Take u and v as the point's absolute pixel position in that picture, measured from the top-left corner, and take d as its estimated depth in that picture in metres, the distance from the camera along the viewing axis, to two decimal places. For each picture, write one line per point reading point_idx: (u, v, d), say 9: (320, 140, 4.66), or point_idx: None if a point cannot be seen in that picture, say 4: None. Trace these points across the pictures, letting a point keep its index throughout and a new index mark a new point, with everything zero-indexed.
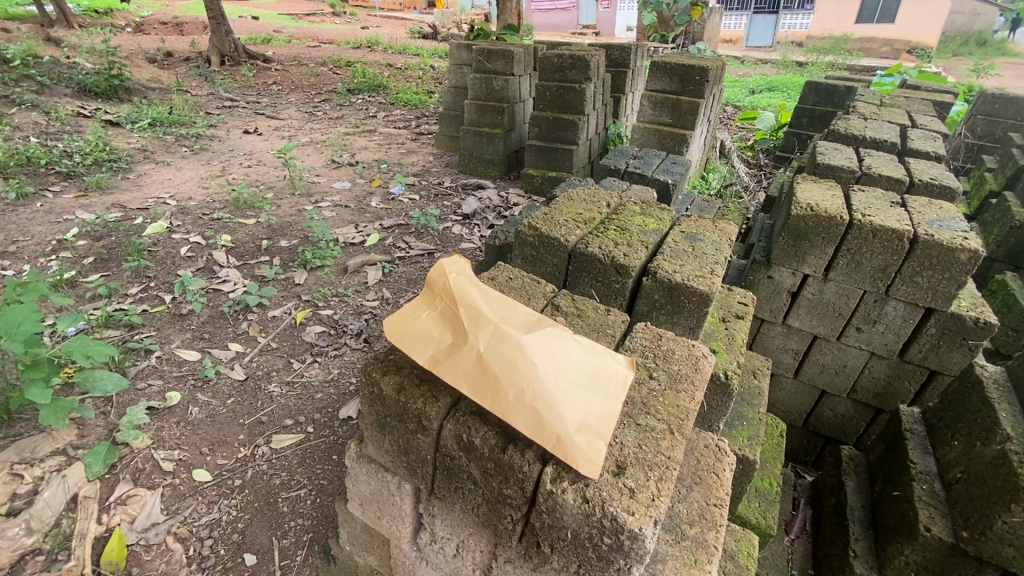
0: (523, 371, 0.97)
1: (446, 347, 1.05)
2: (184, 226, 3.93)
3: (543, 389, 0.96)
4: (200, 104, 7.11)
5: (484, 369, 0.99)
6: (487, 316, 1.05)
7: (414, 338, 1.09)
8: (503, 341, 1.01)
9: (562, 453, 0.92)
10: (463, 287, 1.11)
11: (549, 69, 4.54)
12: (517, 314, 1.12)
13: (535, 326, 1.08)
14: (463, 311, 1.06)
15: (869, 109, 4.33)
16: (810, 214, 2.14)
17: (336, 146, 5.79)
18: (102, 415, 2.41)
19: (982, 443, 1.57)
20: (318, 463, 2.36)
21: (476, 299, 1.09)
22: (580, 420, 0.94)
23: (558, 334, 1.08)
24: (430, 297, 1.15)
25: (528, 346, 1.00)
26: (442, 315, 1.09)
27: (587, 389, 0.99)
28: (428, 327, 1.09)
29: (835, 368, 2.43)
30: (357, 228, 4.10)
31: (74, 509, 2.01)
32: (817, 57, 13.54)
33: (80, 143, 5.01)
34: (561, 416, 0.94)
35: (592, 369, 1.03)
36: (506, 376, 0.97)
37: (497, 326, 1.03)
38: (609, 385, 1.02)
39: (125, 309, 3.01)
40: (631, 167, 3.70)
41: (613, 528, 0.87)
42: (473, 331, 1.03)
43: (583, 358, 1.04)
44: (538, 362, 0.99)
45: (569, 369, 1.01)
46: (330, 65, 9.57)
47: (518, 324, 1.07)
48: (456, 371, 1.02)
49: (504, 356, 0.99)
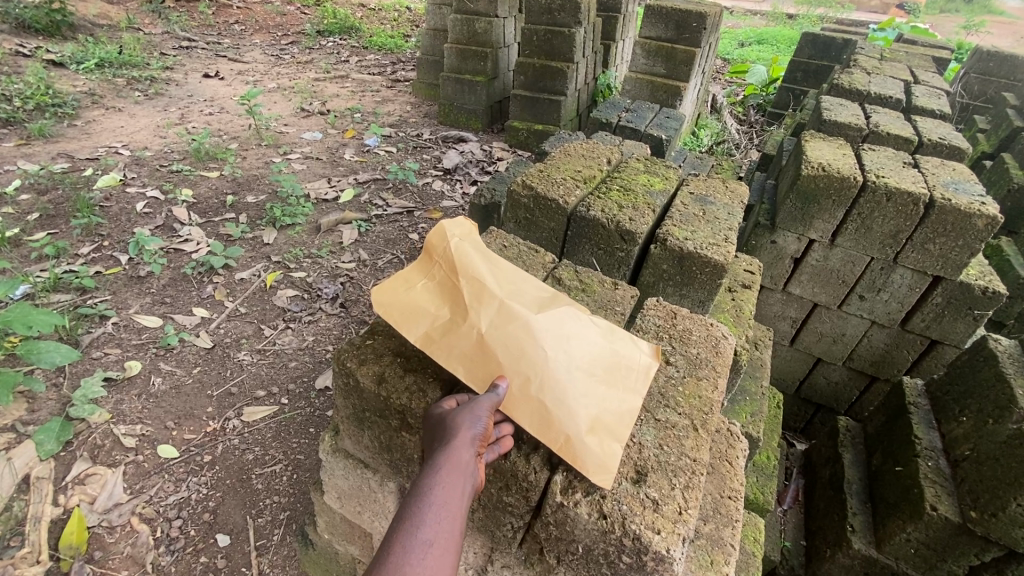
0: (531, 360, 0.82)
1: (441, 324, 0.88)
2: (140, 179, 3.59)
3: (554, 382, 0.81)
4: (154, 43, 6.48)
5: (485, 352, 0.84)
6: (491, 291, 0.88)
7: (402, 309, 0.91)
8: (509, 322, 0.85)
9: (571, 457, 0.78)
10: (465, 254, 0.93)
11: (537, 11, 4.20)
12: (527, 289, 0.95)
13: (548, 305, 0.92)
14: (464, 283, 0.89)
15: (870, 63, 4.14)
16: (823, 174, 1.99)
17: (305, 93, 5.36)
18: (54, 388, 2.20)
19: (995, 420, 1.50)
20: (294, 437, 2.22)
21: (480, 267, 0.92)
22: (592, 417, 0.80)
23: (575, 315, 0.92)
24: (426, 262, 0.96)
25: (539, 329, 0.85)
26: (439, 285, 0.92)
27: (606, 382, 0.85)
28: (420, 298, 0.91)
29: (833, 336, 2.36)
30: (330, 184, 3.81)
31: (26, 492, 1.84)
32: (807, 10, 13.17)
33: (18, 85, 4.49)
34: (571, 414, 0.80)
35: (612, 357, 0.88)
36: (512, 364, 0.82)
37: (502, 304, 0.87)
38: (632, 376, 0.88)
39: (76, 271, 2.74)
40: (624, 121, 3.47)
41: (635, 548, 0.75)
42: (474, 307, 0.87)
43: (603, 345, 0.89)
44: (549, 348, 0.84)
45: (586, 358, 0.86)
46: (297, 4, 8.84)
47: (527, 301, 0.90)
48: (451, 353, 0.86)
49: (510, 340, 0.83)
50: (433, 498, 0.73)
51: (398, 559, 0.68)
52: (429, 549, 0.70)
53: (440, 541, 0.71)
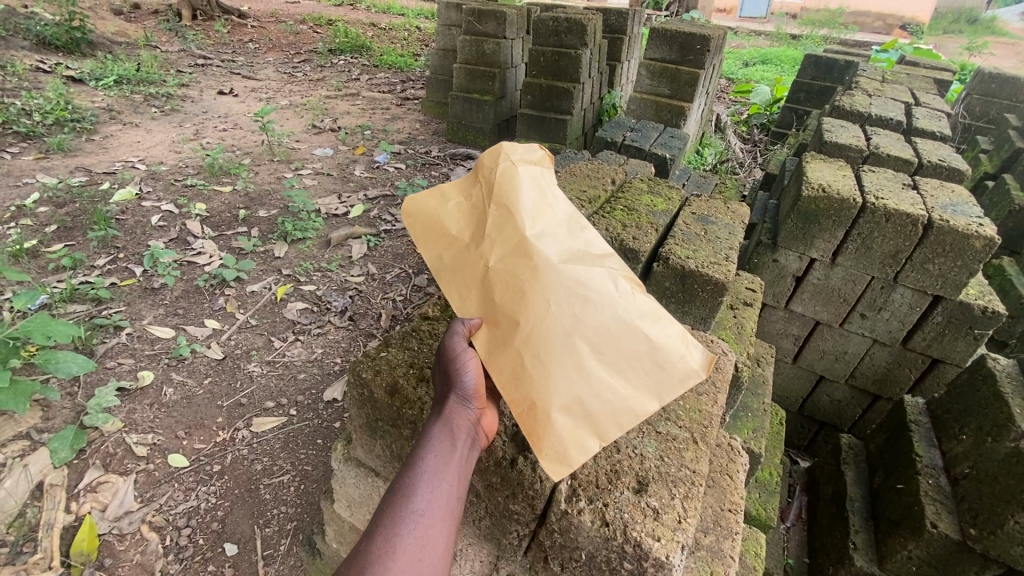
0: (526, 311, 0.78)
1: (453, 246, 0.87)
2: (155, 193, 3.68)
3: (542, 343, 0.77)
4: (171, 61, 6.67)
5: (482, 286, 0.82)
6: (517, 227, 0.82)
7: (430, 221, 0.91)
8: (520, 265, 0.80)
9: (531, 426, 0.75)
10: (512, 178, 0.86)
11: (544, 33, 4.31)
12: (571, 236, 0.85)
13: (581, 259, 0.82)
14: (492, 212, 0.84)
15: (872, 85, 4.21)
16: (822, 195, 2.03)
17: (317, 110, 5.49)
18: (68, 397, 2.25)
19: (994, 439, 1.53)
20: (302, 448, 2.26)
21: (517, 199, 0.84)
22: (571, 399, 0.75)
23: (613, 281, 0.81)
24: (474, 180, 0.92)
25: (551, 280, 0.79)
26: (471, 207, 0.89)
27: (609, 363, 0.77)
28: (449, 215, 0.89)
29: (835, 354, 2.39)
30: (340, 199, 3.89)
31: (40, 498, 1.88)
32: (811, 31, 13.37)
33: (39, 100, 4.65)
34: (548, 385, 0.75)
35: (636, 340, 0.78)
36: (504, 309, 0.80)
37: (522, 245, 0.81)
38: (649, 370, 0.77)
39: (92, 282, 2.81)
40: (628, 140, 3.54)
41: (636, 554, 0.79)
42: (491, 239, 0.83)
43: (631, 323, 0.78)
44: (552, 305, 0.78)
45: (599, 328, 0.77)
46: (310, 23, 9.08)
47: (558, 248, 0.82)
48: (453, 281, 0.86)
49: (513, 284, 0.80)
50: (427, 467, 0.81)
51: (391, 526, 0.75)
52: (421, 518, 0.76)
53: (431, 512, 0.77)
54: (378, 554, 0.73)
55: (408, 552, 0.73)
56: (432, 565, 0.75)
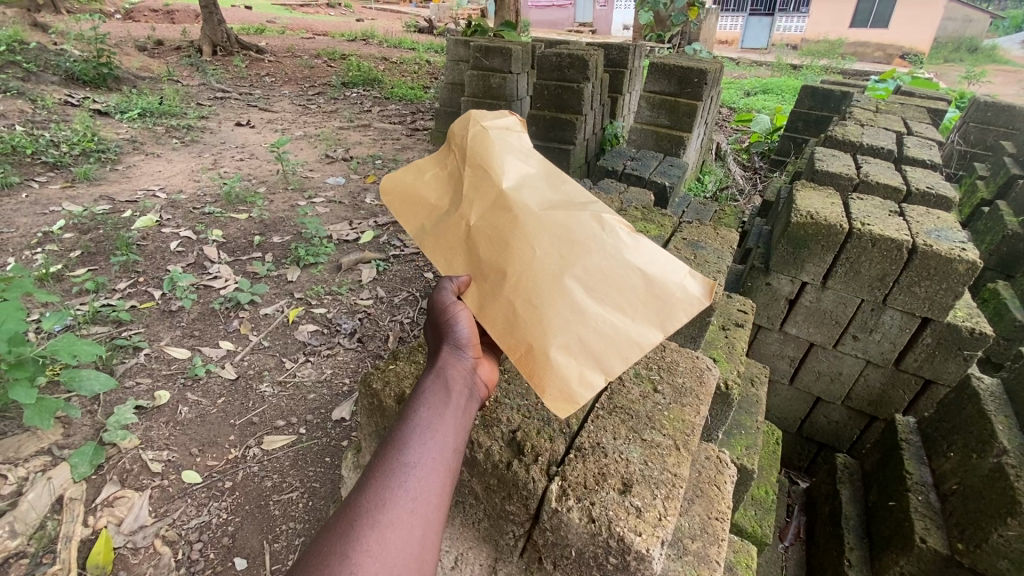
0: (512, 263, 0.94)
1: (441, 217, 1.06)
2: (175, 220, 3.85)
3: (531, 285, 0.92)
4: (192, 95, 6.99)
5: (470, 247, 0.99)
6: (492, 187, 1.01)
7: (416, 196, 1.12)
8: (500, 219, 0.98)
9: (530, 368, 0.87)
10: (482, 148, 1.06)
11: (547, 67, 4.51)
12: (545, 192, 1.03)
13: (557, 209, 0.99)
14: (468, 179, 1.04)
15: (866, 115, 4.35)
16: (811, 222, 2.13)
17: (330, 141, 5.72)
18: (89, 415, 2.35)
19: (978, 455, 1.64)
20: (309, 466, 2.32)
21: (489, 162, 1.04)
22: (566, 336, 0.87)
23: (590, 224, 0.97)
24: (450, 158, 1.13)
25: (530, 234, 0.95)
26: (451, 182, 1.10)
27: (598, 299, 0.90)
28: (432, 191, 1.11)
29: (831, 375, 2.45)
30: (351, 226, 4.04)
31: (59, 511, 1.95)
32: (812, 61, 13.68)
33: (68, 133, 4.91)
34: (541, 327, 0.88)
35: (619, 276, 0.92)
36: (493, 265, 0.96)
37: (500, 202, 1.00)
38: (635, 298, 0.91)
39: (113, 305, 2.95)
40: (628, 169, 3.68)
41: (620, 548, 0.89)
42: (471, 202, 1.02)
43: (611, 259, 0.93)
44: (535, 254, 0.93)
45: (582, 270, 0.92)
46: (324, 58, 9.49)
47: (533, 203, 1.00)
48: (438, 243, 1.04)
49: (495, 238, 0.97)
50: (421, 424, 0.91)
51: (384, 480, 0.84)
52: (414, 471, 0.86)
53: (423, 464, 0.87)
54: (370, 507, 0.80)
55: (399, 503, 0.82)
56: (422, 515, 0.83)
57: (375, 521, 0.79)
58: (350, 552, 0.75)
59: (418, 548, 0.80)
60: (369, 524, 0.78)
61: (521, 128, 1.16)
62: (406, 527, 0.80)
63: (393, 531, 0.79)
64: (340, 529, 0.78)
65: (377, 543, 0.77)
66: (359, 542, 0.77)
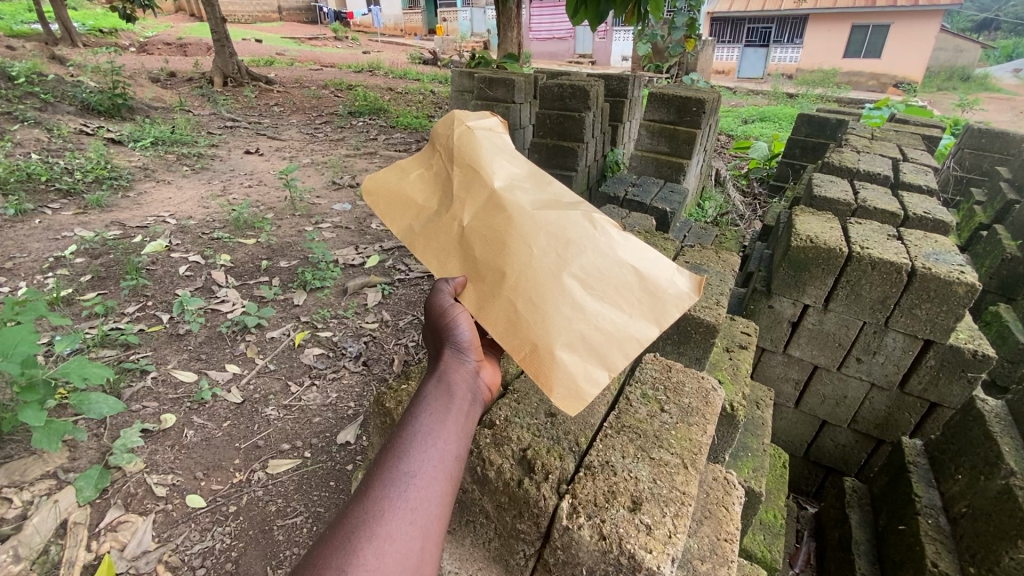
0: (510, 263, 0.98)
1: (431, 218, 1.10)
2: (184, 245, 3.92)
3: (532, 283, 0.95)
4: (202, 124, 7.17)
5: (466, 248, 1.04)
6: (482, 187, 1.07)
7: (402, 196, 1.16)
8: (493, 217, 1.03)
9: (536, 369, 0.90)
10: (470, 148, 1.13)
11: (550, 98, 4.63)
12: (535, 191, 1.08)
13: (548, 207, 1.04)
14: (457, 181, 1.10)
15: (861, 142, 4.45)
16: (810, 245, 2.17)
17: (337, 168, 5.85)
18: (94, 438, 2.35)
19: (987, 477, 1.70)
20: (315, 490, 2.28)
21: (477, 162, 1.10)
22: (569, 337, 0.91)
23: (582, 222, 1.01)
24: (434, 159, 1.19)
25: (526, 234, 0.99)
26: (438, 183, 1.14)
27: (597, 297, 0.94)
28: (417, 190, 1.16)
29: (836, 399, 2.46)
30: (357, 251, 4.11)
31: (63, 536, 1.94)
32: (808, 89, 14.00)
33: (82, 161, 5.04)
34: (545, 328, 0.91)
35: (614, 273, 0.97)
36: (491, 266, 1.00)
37: (491, 200, 1.05)
38: (634, 294, 0.96)
39: (122, 328, 2.98)
40: (630, 195, 3.74)
41: (631, 566, 0.91)
42: (461, 203, 1.08)
43: (608, 255, 0.98)
44: (533, 253, 0.98)
45: (579, 268, 0.96)
46: (331, 89, 9.78)
47: (525, 202, 1.05)
48: (428, 243, 1.08)
49: (490, 238, 1.02)
50: (422, 431, 0.94)
51: (384, 487, 0.86)
52: (415, 479, 0.88)
53: (424, 473, 0.89)
54: (368, 517, 0.82)
55: (397, 516, 0.83)
56: (420, 527, 0.84)
57: (371, 532, 0.80)
58: (347, 566, 0.77)
59: (417, 560, 0.82)
60: (365, 536, 0.80)
61: (503, 126, 1.23)
62: (404, 538, 0.82)
63: (390, 544, 0.80)
64: (336, 542, 0.80)
65: (375, 556, 0.79)
66: (355, 556, 0.78)
